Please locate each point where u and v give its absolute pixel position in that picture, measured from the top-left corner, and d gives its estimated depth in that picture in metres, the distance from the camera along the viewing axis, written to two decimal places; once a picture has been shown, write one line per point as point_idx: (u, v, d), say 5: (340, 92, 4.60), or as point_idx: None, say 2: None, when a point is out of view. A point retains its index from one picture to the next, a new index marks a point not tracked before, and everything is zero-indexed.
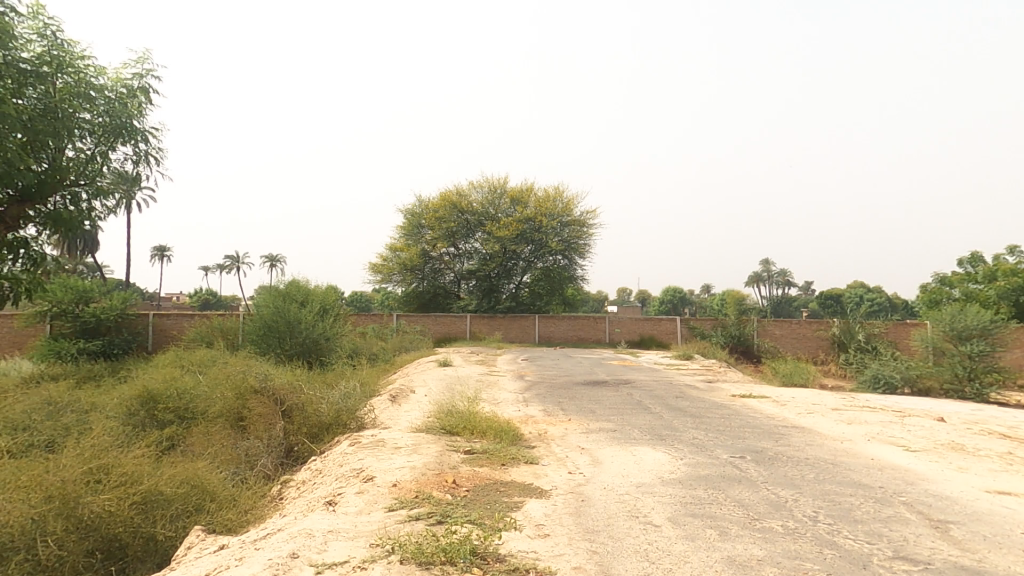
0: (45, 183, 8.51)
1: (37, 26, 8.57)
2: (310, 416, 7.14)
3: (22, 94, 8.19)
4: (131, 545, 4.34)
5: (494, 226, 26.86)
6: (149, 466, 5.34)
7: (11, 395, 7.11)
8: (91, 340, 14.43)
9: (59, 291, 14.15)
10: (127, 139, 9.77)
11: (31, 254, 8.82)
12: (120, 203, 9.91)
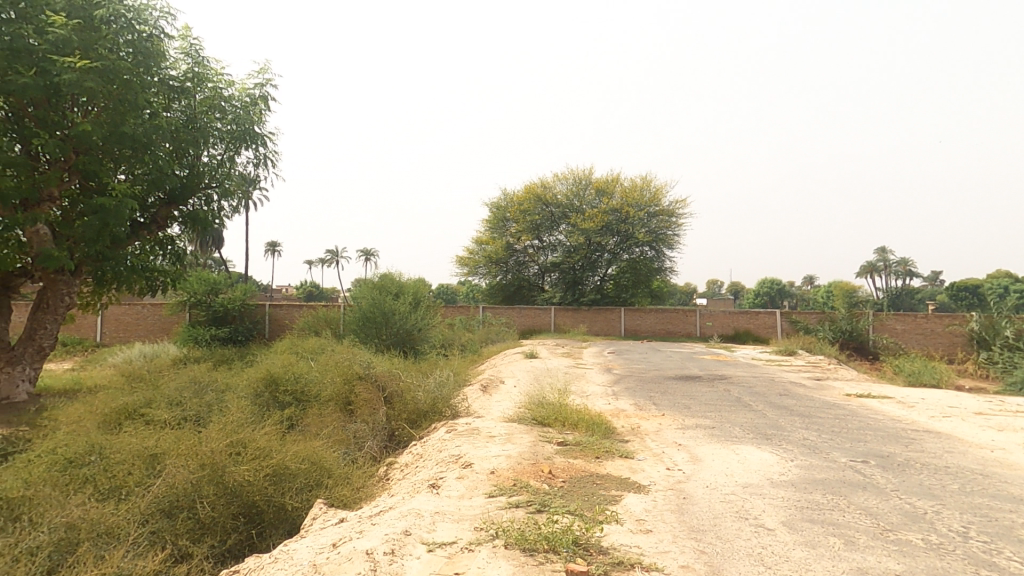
0: (186, 186, 9.70)
1: (184, 47, 9.65)
2: (409, 403, 7.53)
3: (171, 108, 9.42)
4: (266, 512, 4.80)
5: (579, 218, 26.67)
6: (276, 442, 5.89)
7: (164, 374, 8.13)
8: (220, 327, 16.11)
9: (195, 283, 15.81)
10: (250, 144, 10.69)
11: (175, 250, 10.23)
12: (242, 203, 10.84)
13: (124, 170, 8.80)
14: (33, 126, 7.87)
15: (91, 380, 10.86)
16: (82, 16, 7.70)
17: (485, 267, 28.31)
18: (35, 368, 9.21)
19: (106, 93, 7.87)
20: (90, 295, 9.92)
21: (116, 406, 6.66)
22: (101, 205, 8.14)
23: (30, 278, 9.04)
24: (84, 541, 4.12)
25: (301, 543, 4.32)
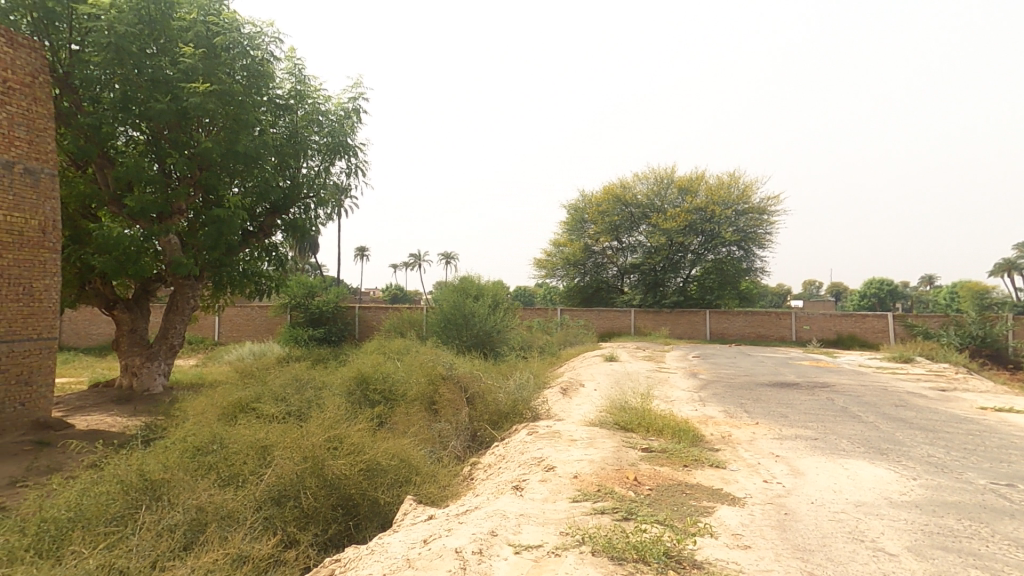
0: (288, 196, 10.50)
1: (289, 67, 10.48)
2: (491, 404, 7.65)
3: (277, 124, 10.24)
4: (361, 505, 5.14)
5: (660, 217, 25.85)
6: (368, 439, 6.21)
7: (270, 371, 8.83)
8: (316, 328, 17.32)
9: (295, 287, 17.17)
10: (343, 155, 11.39)
11: (278, 256, 11.09)
12: (335, 211, 11.54)
13: (237, 183, 9.70)
14: (168, 147, 8.92)
15: (210, 375, 12.08)
16: (207, 46, 8.62)
17: (563, 269, 28.24)
18: (167, 363, 10.38)
19: (223, 114, 8.72)
20: (209, 299, 10.97)
21: (231, 400, 7.31)
22: (218, 215, 9.12)
23: (164, 283, 10.17)
24: (210, 522, 4.55)
25: (394, 538, 4.49)
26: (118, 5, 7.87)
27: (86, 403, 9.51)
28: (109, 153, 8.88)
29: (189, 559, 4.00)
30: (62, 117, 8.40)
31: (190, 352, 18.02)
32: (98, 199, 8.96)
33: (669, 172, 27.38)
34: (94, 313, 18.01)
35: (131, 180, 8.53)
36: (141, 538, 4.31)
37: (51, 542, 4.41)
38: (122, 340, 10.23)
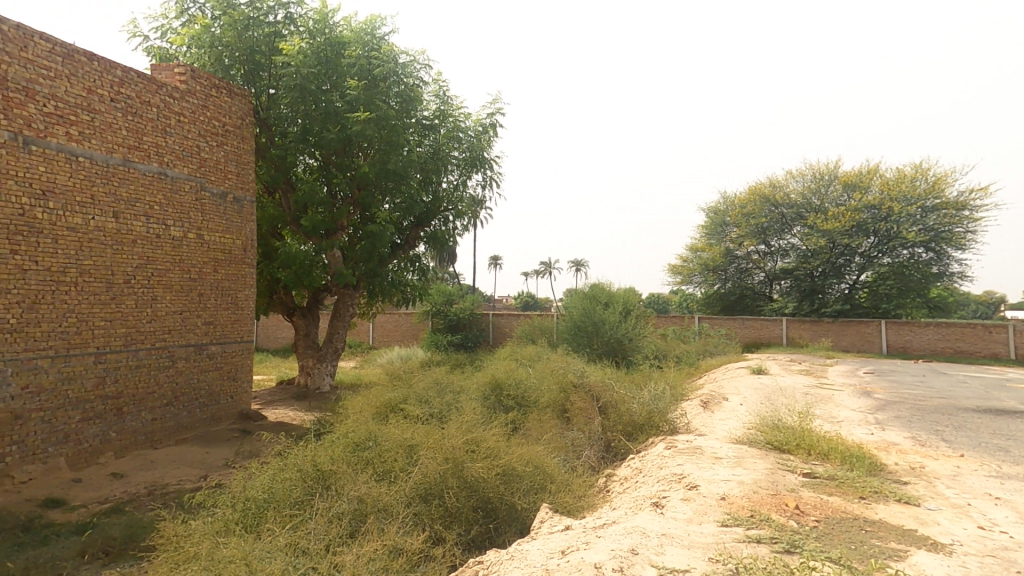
0: (430, 210, 11.30)
1: (435, 90, 11.33)
2: (624, 415, 7.37)
3: (423, 143, 11.09)
4: (499, 509, 5.35)
5: (818, 217, 23.08)
6: (503, 443, 6.37)
7: (415, 374, 9.49)
8: (454, 334, 18.39)
9: (435, 295, 18.48)
10: (479, 168, 11.96)
11: (421, 266, 11.97)
12: (471, 222, 12.12)
13: (388, 201, 10.71)
14: (335, 170, 10.18)
15: (366, 376, 13.42)
16: (368, 78, 9.65)
17: (701, 275, 26.57)
18: (333, 364, 11.73)
19: (379, 138, 9.71)
20: (364, 307, 12.18)
21: (383, 401, 8.00)
22: (371, 230, 10.19)
23: (329, 293, 11.48)
24: (370, 513, 5.01)
25: (533, 546, 4.50)
26: (302, 50, 9.16)
27: (274, 397, 11.16)
28: (291, 180, 10.39)
29: (354, 547, 4.44)
30: (261, 151, 9.98)
31: (350, 356, 20.28)
32: (282, 220, 10.52)
33: (830, 167, 24.36)
34: (280, 320, 21.12)
35: (307, 203, 9.88)
36: (317, 523, 4.92)
37: (252, 518, 5.24)
38: (299, 344, 11.80)
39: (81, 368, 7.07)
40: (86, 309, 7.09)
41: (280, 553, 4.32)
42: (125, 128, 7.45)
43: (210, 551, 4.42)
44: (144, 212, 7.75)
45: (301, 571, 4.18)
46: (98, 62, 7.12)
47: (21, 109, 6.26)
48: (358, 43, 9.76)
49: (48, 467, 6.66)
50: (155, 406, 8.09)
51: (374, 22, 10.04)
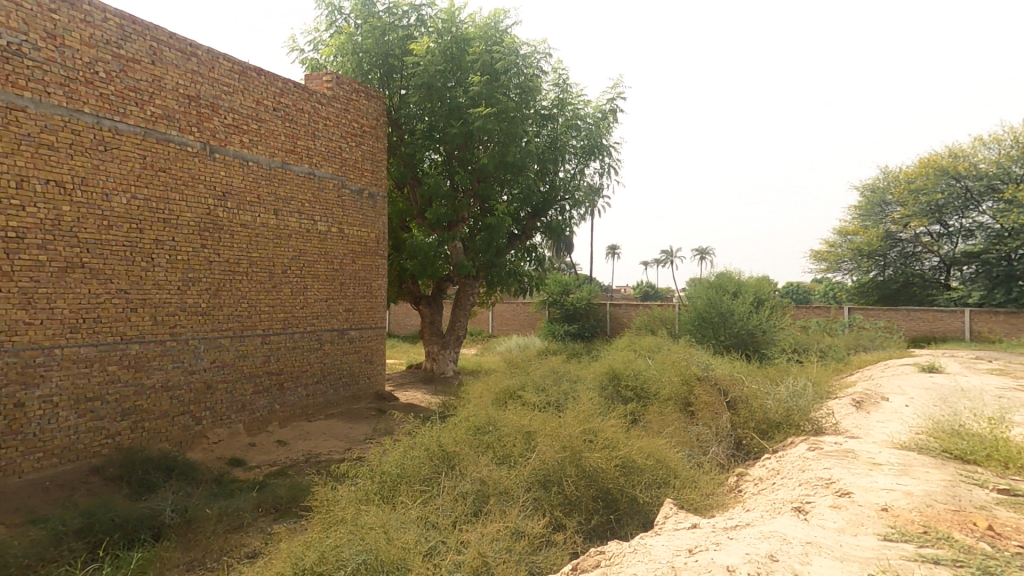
0: (547, 200, 11.40)
1: (554, 79, 11.37)
2: (757, 411, 6.77)
3: (541, 134, 11.22)
4: (620, 501, 5.22)
5: (1019, 189, 19.16)
6: (622, 434, 6.20)
7: (532, 362, 9.64)
8: (572, 323, 18.39)
9: (552, 285, 18.69)
10: (597, 156, 11.78)
11: (538, 256, 12.12)
12: (588, 211, 12.00)
13: (506, 192, 11.00)
14: (457, 165, 10.70)
15: (486, 363, 13.96)
16: (490, 72, 9.96)
17: (853, 261, 23.63)
18: (456, 351, 12.37)
19: (499, 130, 10.01)
20: (484, 297, 12.64)
21: (502, 388, 8.22)
22: (490, 221, 10.60)
23: (452, 282, 12.06)
24: (491, 494, 5.19)
25: (657, 541, 4.32)
26: (430, 50, 9.75)
27: (404, 380, 12.08)
28: (419, 175, 11.10)
29: (478, 526, 4.63)
30: (392, 149, 10.75)
31: (472, 343, 21.25)
32: (410, 213, 11.29)
33: None
34: (409, 309, 22.80)
35: (432, 197, 10.49)
36: (444, 500, 5.22)
37: (387, 490, 5.72)
38: (425, 331, 12.58)
39: (252, 348, 8.26)
40: (255, 295, 8.26)
41: (413, 525, 4.66)
42: (283, 134, 8.49)
43: (354, 517, 4.91)
44: (297, 209, 8.79)
45: (431, 543, 4.47)
46: (263, 77, 8.19)
47: (209, 122, 7.46)
48: (482, 38, 10.09)
49: (232, 432, 7.92)
50: (308, 384, 9.16)
51: (497, 17, 10.31)
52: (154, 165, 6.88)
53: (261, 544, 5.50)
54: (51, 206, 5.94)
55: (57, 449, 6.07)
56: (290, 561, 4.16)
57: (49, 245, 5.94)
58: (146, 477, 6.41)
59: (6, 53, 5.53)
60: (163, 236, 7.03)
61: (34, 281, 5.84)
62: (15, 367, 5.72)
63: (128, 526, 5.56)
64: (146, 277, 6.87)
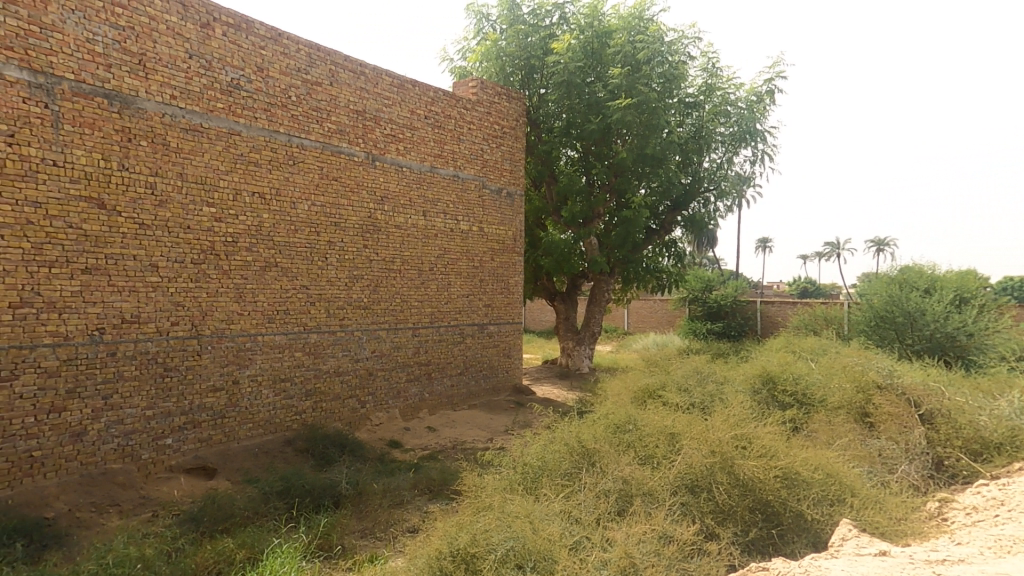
0: (688, 193, 10.97)
1: (702, 63, 10.82)
2: (964, 429, 5.89)
3: (684, 123, 10.82)
4: (783, 515, 4.77)
5: None
6: (782, 444, 5.66)
7: (673, 361, 9.24)
8: (716, 322, 17.42)
9: (693, 280, 18.09)
10: (750, 142, 10.95)
11: (677, 251, 11.70)
12: (736, 202, 11.25)
13: (644, 186, 10.78)
14: (593, 160, 10.71)
15: (623, 360, 13.76)
16: (631, 63, 9.78)
17: None
18: (591, 347, 12.38)
19: (638, 122, 9.79)
20: (619, 293, 12.42)
21: (640, 386, 7.97)
22: (626, 216, 10.48)
23: (586, 278, 12.04)
24: (635, 495, 5.08)
25: (835, 565, 3.89)
26: (571, 47, 9.87)
27: (541, 374, 12.38)
28: (555, 173, 11.25)
29: (623, 526, 4.58)
30: (530, 148, 11.05)
31: (607, 340, 21.12)
32: (545, 210, 11.52)
33: None
34: (543, 305, 23.30)
35: (568, 193, 10.66)
36: (586, 496, 5.24)
37: (531, 482, 5.91)
38: (560, 326, 12.72)
39: (405, 339, 9.01)
40: (407, 291, 9.00)
41: (557, 518, 4.76)
42: (432, 140, 9.11)
43: (502, 504, 5.13)
44: (443, 210, 9.39)
45: (576, 537, 4.53)
46: (418, 87, 8.85)
47: (372, 134, 8.26)
48: (624, 29, 9.96)
49: (390, 416, 8.74)
50: (452, 375, 9.76)
51: (642, 5, 10.04)
52: (329, 174, 7.79)
53: (420, 521, 5.99)
54: (255, 214, 7.02)
55: (262, 421, 7.21)
56: (446, 539, 4.45)
57: (254, 248, 7.04)
58: (325, 451, 7.34)
59: (229, 87, 6.67)
60: (334, 238, 7.94)
61: (243, 278, 6.95)
62: (232, 350, 6.86)
63: (314, 492, 6.41)
64: (322, 275, 7.81)
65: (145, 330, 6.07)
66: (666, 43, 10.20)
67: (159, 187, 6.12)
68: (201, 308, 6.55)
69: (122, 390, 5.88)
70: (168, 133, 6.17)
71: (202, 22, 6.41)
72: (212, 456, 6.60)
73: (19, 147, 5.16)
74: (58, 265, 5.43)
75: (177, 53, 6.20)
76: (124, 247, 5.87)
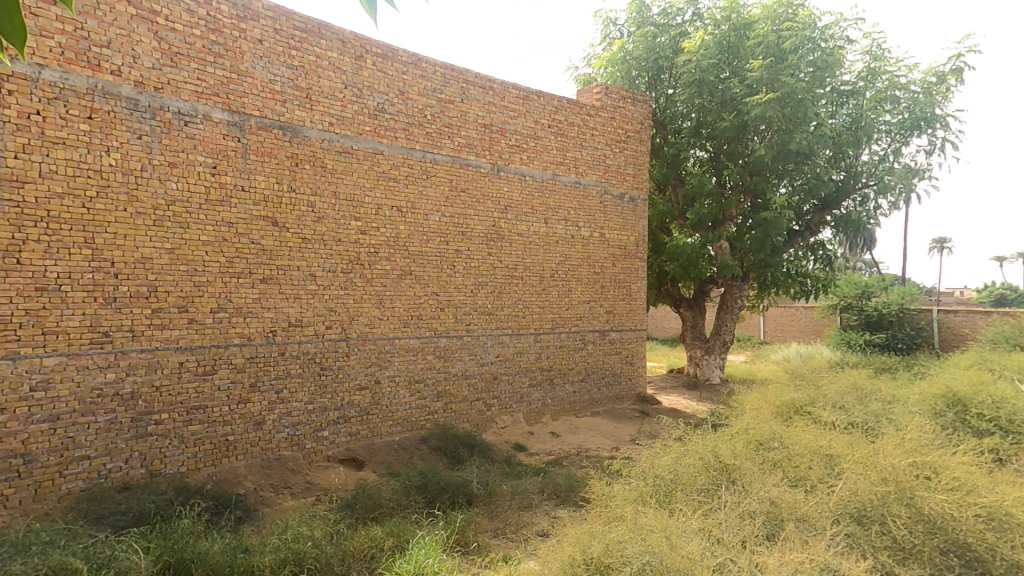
0: (841, 189, 10.36)
1: (865, 47, 10.08)
2: None
3: (839, 113, 10.21)
4: (991, 562, 4.00)
5: None
6: (981, 478, 4.86)
7: (825, 376, 8.39)
8: (876, 332, 15.68)
9: (845, 287, 16.67)
10: (924, 130, 10.03)
11: (825, 254, 10.98)
12: (902, 196, 10.34)
13: (786, 184, 10.28)
14: (725, 159, 10.29)
15: (759, 372, 12.83)
16: (775, 53, 9.30)
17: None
18: (722, 357, 11.74)
19: (781, 116, 9.25)
20: (755, 299, 11.70)
21: (785, 400, 7.35)
22: (765, 218, 9.92)
23: (715, 284, 11.47)
24: (787, 519, 4.54)
25: None
26: (705, 43, 9.53)
27: (666, 383, 11.97)
28: (681, 174, 10.87)
29: (775, 552, 4.09)
30: (655, 151, 10.81)
31: (738, 351, 19.92)
32: (670, 214, 11.13)
33: None
34: (666, 311, 22.67)
35: (695, 195, 10.33)
36: (727, 516, 4.79)
37: (663, 495, 5.60)
38: (686, 334, 12.22)
39: (527, 345, 9.18)
40: (529, 297, 9.17)
41: (696, 536, 4.40)
42: (555, 148, 9.22)
43: (634, 516, 4.92)
44: (564, 217, 9.44)
45: (718, 559, 4.12)
46: (543, 97, 9.03)
47: (498, 145, 8.56)
48: (768, 18, 9.47)
49: (514, 419, 8.95)
50: (574, 381, 9.75)
51: None
52: (457, 186, 8.19)
53: (549, 526, 6.02)
54: (393, 226, 7.58)
55: (400, 419, 7.74)
56: (580, 547, 4.42)
57: (392, 258, 7.60)
58: (457, 451, 7.69)
59: (375, 111, 7.29)
60: (461, 246, 8.32)
61: (383, 286, 7.52)
62: (375, 352, 7.47)
63: (449, 489, 6.72)
64: (450, 283, 8.22)
65: (306, 333, 6.80)
66: (820, 27, 9.52)
67: (317, 204, 6.85)
68: (349, 313, 7.20)
69: (289, 386, 6.64)
70: (326, 156, 6.89)
71: (356, 54, 7.10)
72: (360, 449, 7.22)
73: (219, 177, 6.06)
74: (244, 275, 6.29)
75: (336, 84, 6.91)
76: (290, 260, 6.64)
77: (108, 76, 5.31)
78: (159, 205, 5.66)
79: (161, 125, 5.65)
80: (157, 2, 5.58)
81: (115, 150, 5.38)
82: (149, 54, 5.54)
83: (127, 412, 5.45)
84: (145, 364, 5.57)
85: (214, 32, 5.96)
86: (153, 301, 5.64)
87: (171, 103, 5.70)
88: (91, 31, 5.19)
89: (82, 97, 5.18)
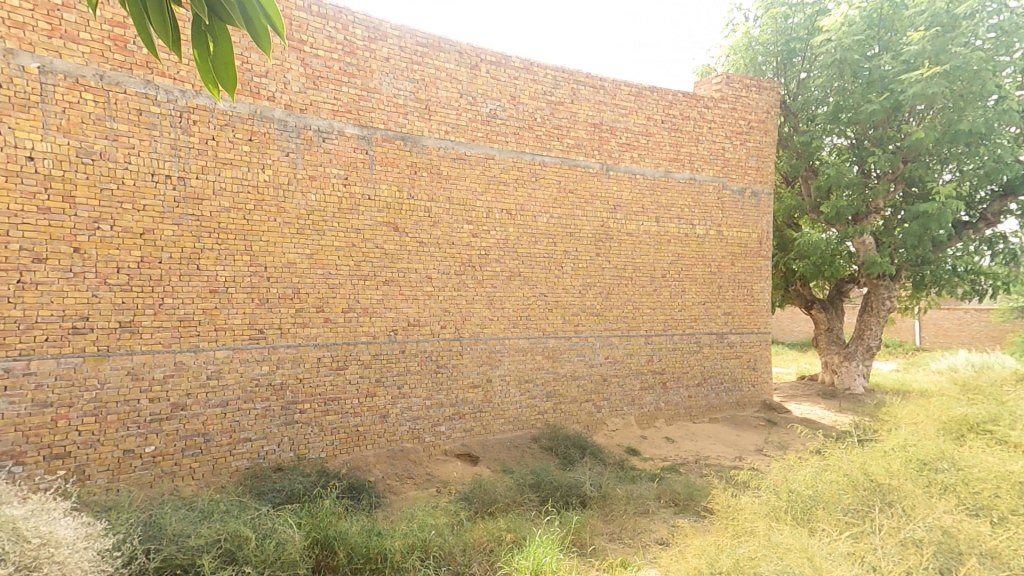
0: None
1: None
2: None
3: None
4: None
5: None
6: None
7: (1010, 391, 7.12)
8: None
9: None
10: None
11: (1007, 249, 9.44)
12: None
13: (952, 168, 9.08)
14: (871, 145, 9.32)
15: (915, 383, 11.26)
16: (945, 20, 8.21)
17: None
18: (865, 364, 10.53)
19: (948, 92, 8.18)
20: (908, 300, 10.43)
21: (954, 415, 6.36)
22: (924, 210, 8.66)
23: (856, 284, 10.36)
24: (968, 554, 3.86)
25: None
26: (849, 19, 8.68)
27: (796, 391, 10.99)
28: (814, 165, 10.13)
29: None
30: (783, 141, 10.17)
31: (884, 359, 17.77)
32: (801, 208, 10.25)
33: None
34: (795, 313, 20.94)
35: (831, 186, 9.39)
36: (884, 542, 4.17)
37: (801, 512, 5.06)
38: (820, 338, 11.11)
39: (638, 347, 8.90)
40: (640, 298, 8.88)
41: (845, 560, 3.89)
42: (668, 144, 8.85)
43: (767, 532, 4.51)
44: (677, 215, 9.02)
45: None
46: (657, 92, 8.72)
47: (607, 144, 8.40)
48: None
49: (625, 422, 8.71)
50: (690, 386, 9.27)
51: None
52: (566, 187, 8.17)
53: (669, 535, 5.75)
54: (503, 229, 7.74)
55: (511, 417, 7.87)
56: (707, 560, 4.15)
57: (502, 260, 7.76)
58: (568, 452, 7.64)
59: (487, 117, 7.50)
60: (570, 247, 8.27)
61: (494, 287, 7.71)
62: (487, 352, 7.67)
63: (562, 489, 6.69)
64: (558, 284, 8.22)
65: (423, 332, 7.16)
66: None
67: (433, 210, 7.19)
68: (461, 314, 7.47)
69: (410, 382, 7.04)
70: (442, 163, 7.22)
71: (472, 64, 7.36)
72: (474, 445, 7.45)
73: (349, 187, 6.58)
74: (369, 277, 6.77)
75: (452, 94, 7.22)
76: (409, 263, 7.04)
77: (264, 102, 6.01)
78: (301, 215, 6.28)
79: (304, 143, 6.27)
80: (304, 32, 6.20)
81: (268, 167, 6.06)
82: (297, 79, 6.19)
83: (278, 401, 6.11)
84: (291, 358, 6.21)
85: (349, 54, 6.51)
86: (297, 302, 6.27)
87: (313, 122, 6.31)
88: (253, 63, 5.95)
89: (246, 122, 5.91)
